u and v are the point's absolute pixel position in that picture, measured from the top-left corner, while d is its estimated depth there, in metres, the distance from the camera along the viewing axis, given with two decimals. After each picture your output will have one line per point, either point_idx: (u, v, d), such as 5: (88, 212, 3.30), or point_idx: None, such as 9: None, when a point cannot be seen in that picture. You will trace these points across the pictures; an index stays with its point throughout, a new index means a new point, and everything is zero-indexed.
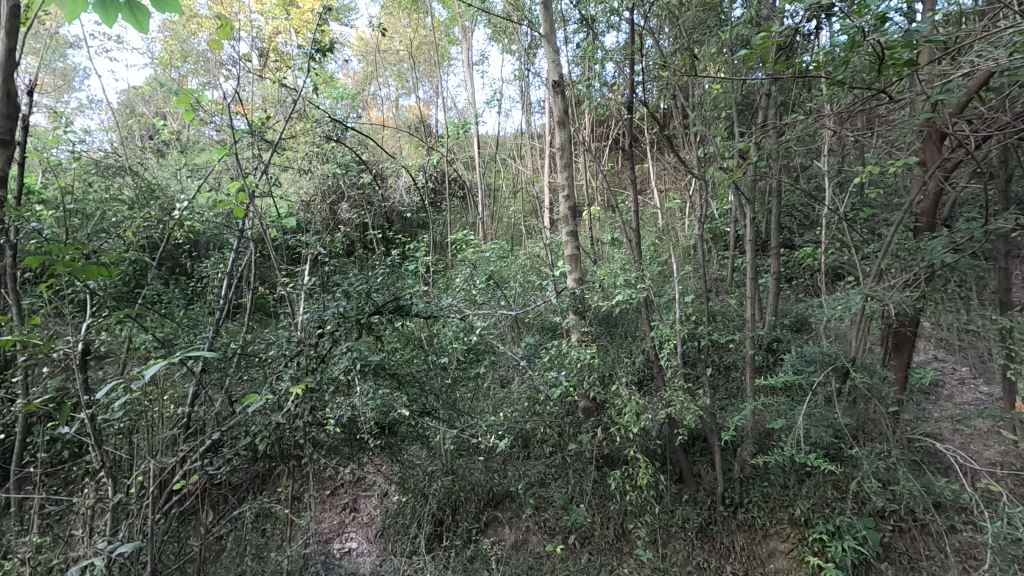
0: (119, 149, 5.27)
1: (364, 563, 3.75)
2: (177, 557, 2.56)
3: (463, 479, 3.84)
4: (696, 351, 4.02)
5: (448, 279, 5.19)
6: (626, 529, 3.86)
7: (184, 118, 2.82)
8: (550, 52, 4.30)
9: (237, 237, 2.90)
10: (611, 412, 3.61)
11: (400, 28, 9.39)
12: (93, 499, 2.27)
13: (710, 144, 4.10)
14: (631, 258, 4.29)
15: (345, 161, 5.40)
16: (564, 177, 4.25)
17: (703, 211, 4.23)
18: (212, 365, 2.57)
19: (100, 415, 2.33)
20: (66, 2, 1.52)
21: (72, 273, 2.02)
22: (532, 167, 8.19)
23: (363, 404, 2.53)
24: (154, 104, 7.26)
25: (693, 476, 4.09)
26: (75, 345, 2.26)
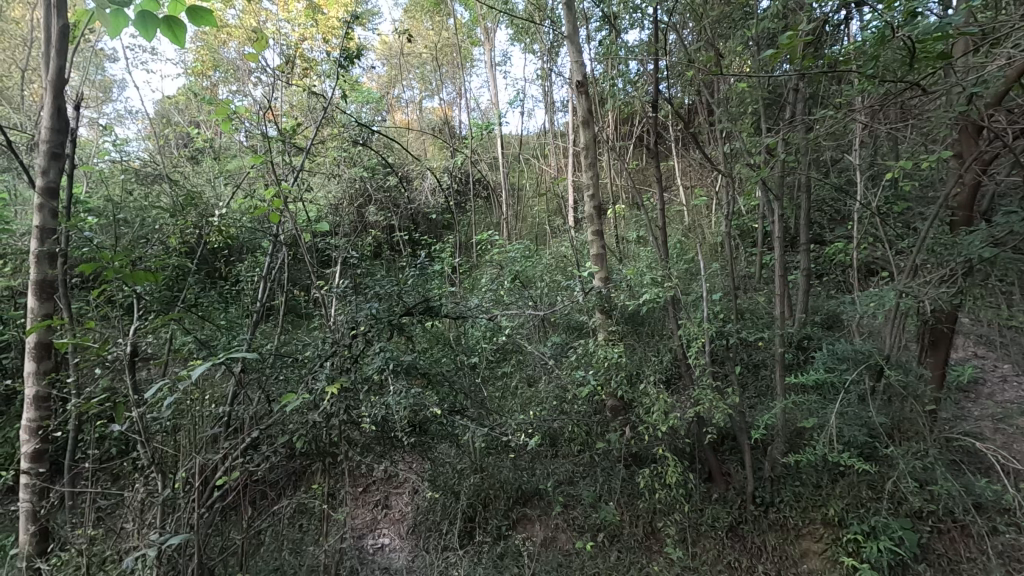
0: (157, 156, 5.46)
1: (396, 559, 3.84)
2: (222, 551, 2.70)
3: (492, 477, 3.88)
4: (724, 349, 3.99)
5: (474, 279, 5.25)
6: (655, 527, 3.86)
7: (222, 128, 2.98)
8: (574, 52, 4.30)
9: (270, 241, 3.06)
10: (640, 411, 3.62)
11: (423, 31, 9.50)
12: (143, 493, 2.44)
13: (737, 140, 4.05)
14: (658, 257, 4.29)
15: (372, 164, 5.50)
16: (589, 177, 4.28)
17: (730, 209, 4.20)
18: (251, 365, 2.67)
19: (149, 414, 2.47)
20: (109, 19, 1.62)
21: (121, 280, 2.13)
22: (556, 166, 8.21)
23: (396, 403, 2.58)
24: (188, 113, 7.49)
25: (723, 475, 4.08)
26: (127, 348, 2.40)
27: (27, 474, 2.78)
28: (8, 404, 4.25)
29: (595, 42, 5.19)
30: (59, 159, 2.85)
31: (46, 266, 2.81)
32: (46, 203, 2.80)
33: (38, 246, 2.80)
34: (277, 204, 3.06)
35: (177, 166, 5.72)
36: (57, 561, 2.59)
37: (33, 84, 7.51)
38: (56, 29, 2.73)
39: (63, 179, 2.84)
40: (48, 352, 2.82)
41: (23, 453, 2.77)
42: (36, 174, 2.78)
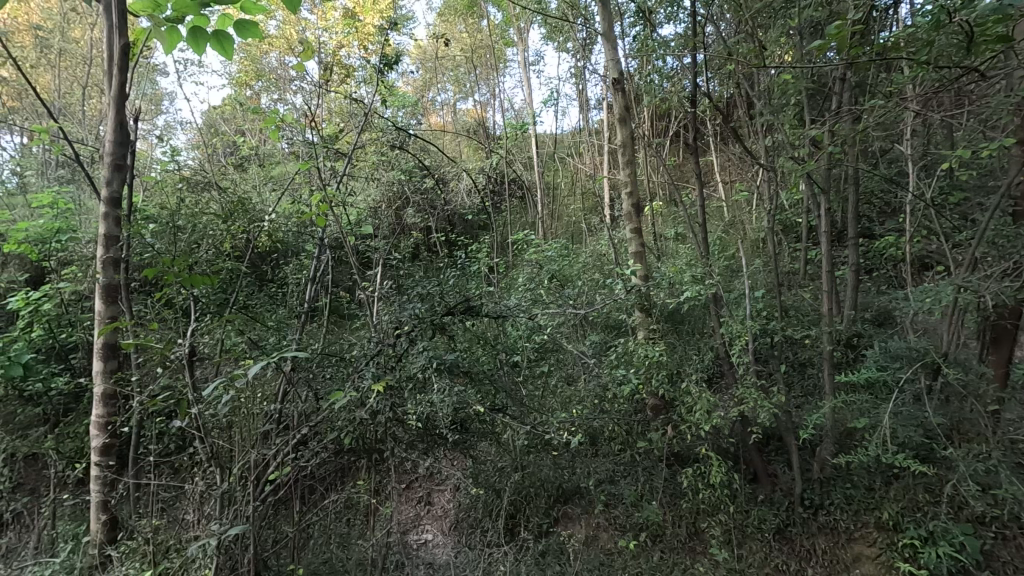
0: (206, 164, 5.73)
1: (440, 554, 3.90)
2: (275, 543, 2.83)
3: (533, 475, 3.75)
4: (769, 347, 3.92)
5: (511, 278, 5.24)
6: (698, 527, 3.82)
7: (271, 136, 3.11)
8: (610, 49, 4.29)
9: (317, 245, 3.19)
10: (681, 410, 3.58)
11: (456, 34, 9.57)
12: (203, 486, 2.60)
13: (779, 132, 3.95)
14: (698, 254, 4.23)
15: (409, 167, 5.60)
16: (626, 174, 4.26)
17: (772, 203, 4.09)
18: (300, 364, 2.78)
19: (208, 410, 2.62)
20: (165, 35, 1.75)
21: (181, 283, 2.36)
22: (592, 164, 8.17)
23: (441, 401, 2.63)
24: (234, 123, 7.77)
25: (769, 476, 4.00)
26: (187, 347, 2.54)
27: (98, 466, 3.00)
28: (78, 401, 4.54)
29: (629, 38, 5.16)
30: (121, 170, 3.05)
31: (113, 271, 3.02)
32: (110, 212, 3.01)
33: (104, 252, 3.02)
34: (324, 209, 3.16)
35: (225, 173, 5.98)
36: (129, 548, 2.82)
37: (93, 100, 8.25)
38: (118, 48, 2.90)
39: (125, 189, 3.04)
40: (115, 352, 3.04)
41: (94, 447, 2.99)
42: (101, 185, 2.98)
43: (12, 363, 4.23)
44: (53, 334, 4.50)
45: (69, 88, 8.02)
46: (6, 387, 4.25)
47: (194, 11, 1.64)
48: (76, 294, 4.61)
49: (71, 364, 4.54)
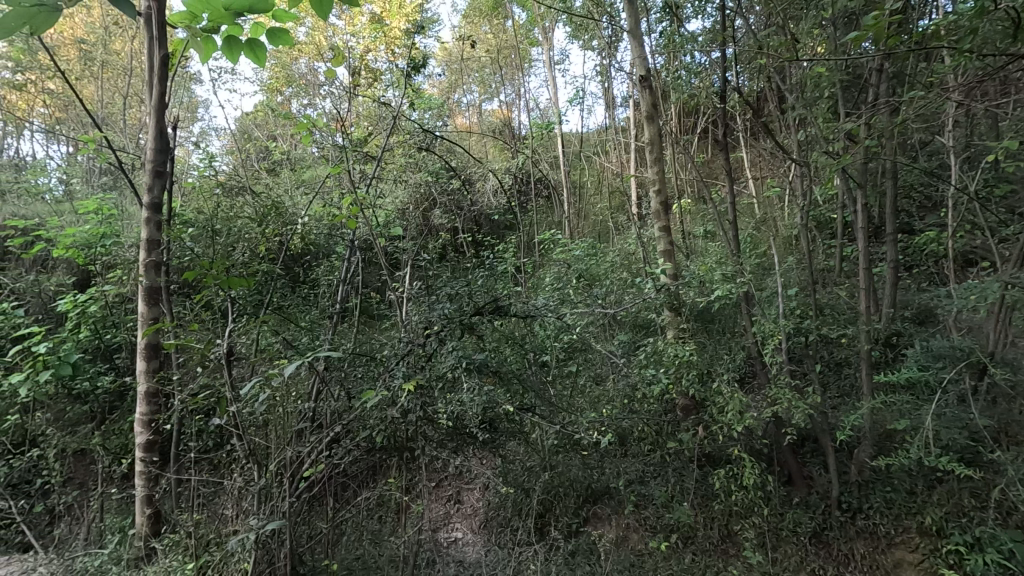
0: (241, 169, 5.87)
1: (469, 552, 3.91)
2: (310, 539, 2.90)
3: (562, 475, 3.72)
4: (803, 346, 3.84)
5: (538, 277, 5.23)
6: (731, 530, 3.76)
7: (304, 142, 3.20)
8: (637, 46, 4.25)
9: (348, 248, 3.28)
10: (713, 410, 3.53)
11: (481, 35, 9.60)
12: (241, 482, 2.70)
13: (812, 126, 3.86)
14: (729, 252, 4.16)
15: (436, 169, 5.64)
16: (654, 172, 4.23)
17: (806, 199, 3.99)
18: (333, 364, 2.84)
19: (245, 408, 2.70)
20: (201, 46, 1.81)
21: (219, 284, 2.45)
22: (618, 163, 8.10)
23: (471, 401, 2.64)
24: (266, 128, 7.95)
25: (804, 478, 3.91)
26: (225, 346, 2.63)
27: (142, 461, 3.15)
28: (123, 399, 4.72)
29: (656, 34, 5.10)
30: (162, 176, 3.18)
31: (154, 274, 3.16)
32: (152, 217, 3.15)
33: (146, 256, 3.16)
34: (355, 211, 3.22)
35: (258, 178, 6.13)
36: (172, 541, 2.96)
37: (133, 110, 8.59)
38: (159, 59, 3.01)
39: (165, 195, 3.17)
40: (157, 352, 3.17)
41: (138, 444, 3.14)
42: (143, 191, 3.12)
43: (62, 363, 4.43)
44: (99, 335, 4.69)
45: (112, 99, 8.37)
46: (56, 385, 4.45)
47: (230, 23, 1.70)
48: (120, 296, 4.79)
49: (116, 363, 4.73)
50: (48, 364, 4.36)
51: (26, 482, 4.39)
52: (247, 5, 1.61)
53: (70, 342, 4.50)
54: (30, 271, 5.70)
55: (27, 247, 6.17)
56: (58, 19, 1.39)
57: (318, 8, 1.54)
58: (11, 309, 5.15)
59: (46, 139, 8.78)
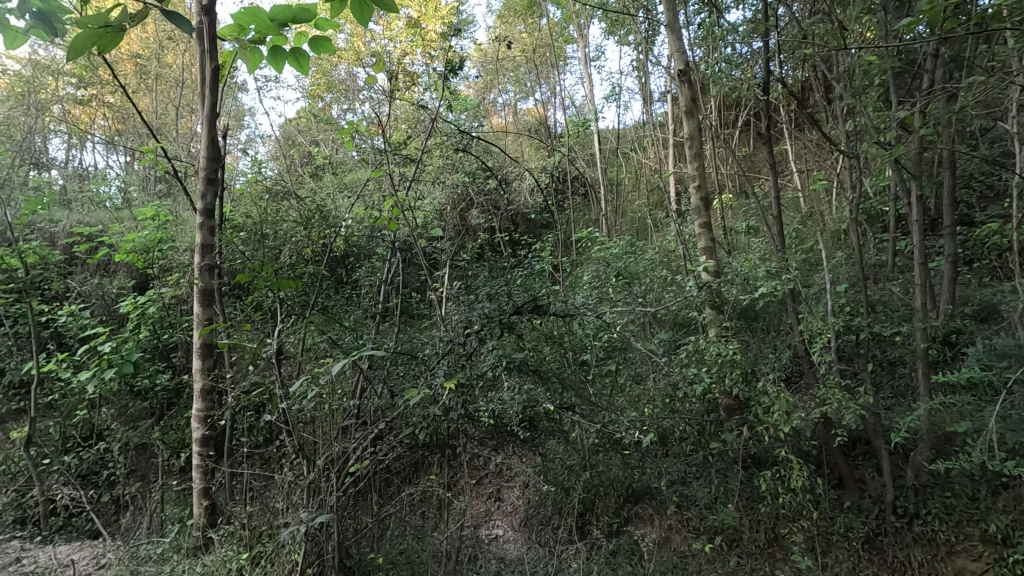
0: (286, 174, 6.07)
1: (511, 550, 3.92)
2: (356, 533, 2.97)
3: (602, 474, 3.71)
4: (854, 345, 3.70)
5: (576, 276, 5.21)
6: (779, 533, 3.66)
7: (347, 147, 3.32)
8: (675, 39, 4.17)
9: (390, 250, 3.36)
10: (758, 410, 3.44)
11: (516, 34, 9.61)
12: (291, 475, 2.82)
13: (861, 116, 3.71)
14: (773, 248, 4.05)
15: (473, 169, 5.69)
16: (693, 168, 4.15)
17: (856, 192, 3.84)
18: (376, 363, 2.91)
19: (294, 405, 2.80)
20: (248, 55, 1.88)
21: (269, 286, 2.56)
22: (656, 158, 7.98)
23: (511, 399, 2.61)
24: (310, 134, 8.20)
25: (856, 481, 3.78)
26: (274, 344, 2.74)
27: (199, 455, 3.36)
28: (180, 395, 4.97)
29: (694, 26, 5.00)
30: (214, 183, 3.35)
31: (208, 276, 3.33)
32: (205, 222, 3.32)
33: (201, 259, 3.34)
34: (396, 214, 3.30)
35: (303, 182, 6.32)
36: (228, 532, 3.12)
37: (185, 119, 9.01)
38: (210, 71, 3.16)
39: (217, 201, 3.34)
40: (211, 351, 3.36)
41: (195, 438, 3.34)
42: (198, 198, 3.29)
43: (124, 361, 4.62)
44: (158, 335, 4.94)
45: (165, 110, 8.80)
46: (121, 382, 4.73)
47: (275, 34, 1.77)
48: (176, 297, 5.03)
49: (173, 362, 4.98)
50: (111, 363, 4.59)
51: (94, 473, 4.69)
52: (290, 15, 1.66)
53: (131, 342, 4.75)
54: (95, 275, 6.05)
55: (92, 252, 6.57)
56: (123, 37, 1.48)
57: (358, 15, 1.58)
58: (79, 311, 5.49)
59: (107, 150, 9.32)
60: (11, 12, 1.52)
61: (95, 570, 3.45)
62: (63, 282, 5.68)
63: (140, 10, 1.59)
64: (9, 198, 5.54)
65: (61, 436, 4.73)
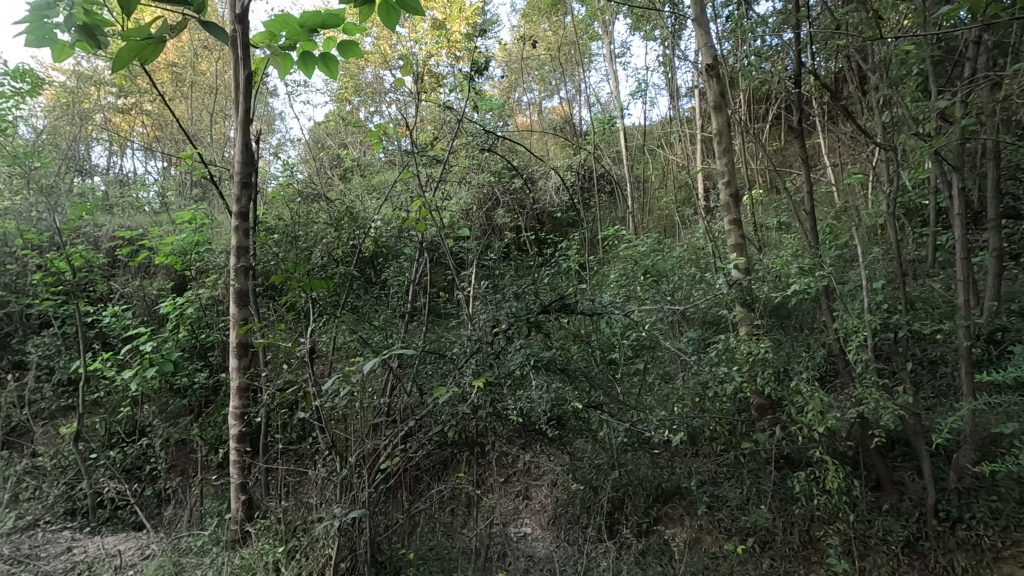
0: (316, 177, 6.19)
1: (540, 548, 3.93)
2: (387, 528, 3.02)
3: (631, 473, 3.67)
4: (892, 343, 3.59)
5: (603, 274, 5.18)
6: (814, 536, 3.58)
7: (376, 149, 3.38)
8: (703, 33, 4.11)
9: (419, 250, 3.41)
10: (791, 410, 3.38)
11: (541, 33, 9.59)
12: (325, 471, 2.89)
13: (899, 107, 3.59)
14: (806, 244, 3.95)
15: (499, 168, 5.71)
16: (722, 163, 4.09)
17: (894, 185, 3.72)
18: (407, 362, 2.95)
19: (326, 403, 2.87)
20: (279, 61, 1.93)
21: (302, 287, 2.63)
22: (683, 154, 7.88)
23: (540, 398, 2.67)
24: (338, 137, 8.35)
25: (895, 483, 3.67)
26: (306, 343, 2.80)
27: (237, 451, 3.46)
28: (216, 393, 5.13)
29: (723, 18, 4.91)
30: (248, 186, 3.44)
31: (243, 278, 3.41)
32: (240, 225, 3.41)
33: (236, 261, 3.43)
34: (424, 214, 3.34)
35: (332, 184, 6.43)
36: (264, 526, 3.21)
37: (219, 125, 9.28)
38: (243, 77, 3.24)
39: (251, 204, 3.43)
40: (246, 349, 3.47)
41: (232, 434, 3.45)
42: (233, 201, 3.39)
43: (165, 360, 4.73)
44: (195, 335, 5.09)
45: (200, 116, 9.07)
46: (161, 380, 4.90)
47: (304, 39, 1.81)
48: (212, 298, 5.19)
49: (210, 361, 5.13)
50: (153, 362, 4.71)
51: (137, 467, 4.89)
52: (319, 21, 1.70)
53: (171, 341, 4.92)
54: (136, 277, 6.28)
55: (133, 255, 6.82)
56: (162, 48, 1.54)
57: (385, 19, 1.61)
58: (121, 311, 5.71)
59: (146, 156, 9.66)
60: (58, 25, 1.61)
61: (141, 561, 3.60)
62: (106, 284, 5.91)
63: (178, 21, 1.65)
64: (57, 203, 5.80)
65: (106, 432, 4.93)
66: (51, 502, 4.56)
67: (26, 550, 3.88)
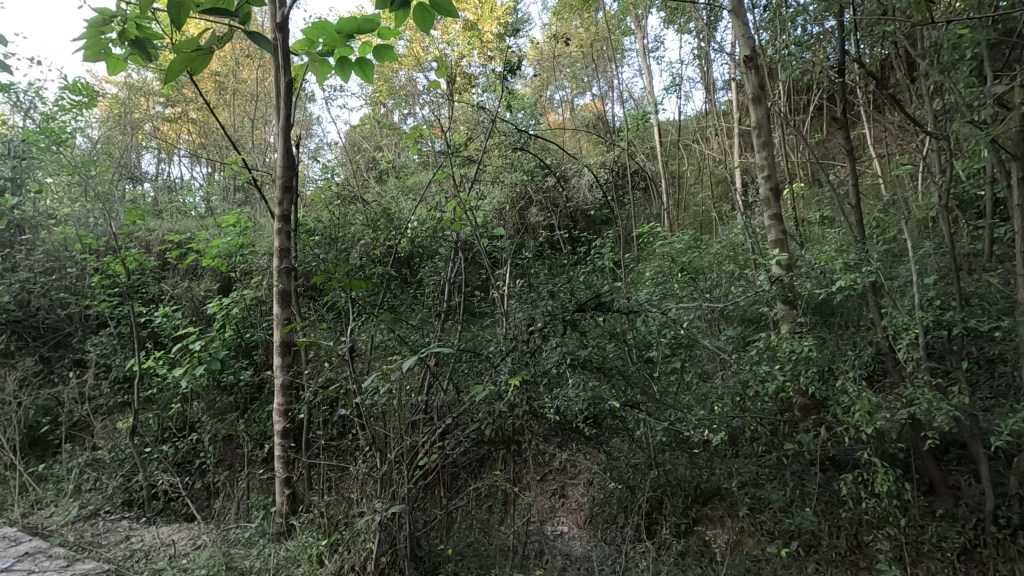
0: (352, 179, 6.32)
1: (577, 547, 3.93)
2: (426, 523, 3.06)
3: (670, 473, 3.62)
4: (945, 341, 3.44)
5: (638, 272, 5.13)
6: (862, 541, 3.46)
7: (411, 149, 3.43)
8: (740, 23, 4.01)
9: (454, 249, 3.44)
10: (837, 410, 3.28)
11: (572, 30, 9.53)
12: (366, 467, 2.95)
13: (952, 94, 3.43)
14: (852, 238, 3.82)
15: (532, 167, 5.72)
16: (761, 157, 3.99)
17: (947, 176, 3.56)
18: (445, 360, 2.99)
19: (366, 400, 2.94)
20: (318, 68, 2.01)
21: (342, 286, 2.68)
22: (720, 149, 7.71)
23: (576, 395, 2.68)
24: (374, 139, 8.50)
25: (949, 488, 3.52)
26: (347, 341, 2.87)
27: (281, 446, 3.57)
28: (261, 390, 5.30)
29: (761, 8, 4.79)
30: (289, 190, 3.54)
31: (286, 278, 3.53)
32: (283, 227, 3.52)
33: (279, 263, 3.54)
34: (459, 214, 3.37)
35: (369, 186, 6.55)
36: (308, 519, 3.32)
37: (260, 131, 9.58)
38: (284, 83, 3.35)
39: (293, 206, 3.54)
40: (289, 348, 3.58)
41: (277, 430, 3.56)
42: (275, 205, 3.50)
43: (213, 359, 4.93)
44: (241, 334, 5.28)
45: (242, 123, 9.39)
46: (209, 378, 5.10)
47: (341, 47, 1.87)
48: (256, 299, 5.37)
49: (254, 359, 5.31)
50: (202, 361, 4.91)
51: (188, 461, 5.10)
52: (355, 27, 1.75)
53: (218, 340, 5.11)
54: (185, 278, 6.56)
55: (181, 258, 7.12)
56: (211, 59, 1.61)
57: (419, 22, 1.64)
58: (172, 312, 5.97)
59: (193, 162, 10.07)
60: (115, 42, 1.74)
61: (193, 550, 3.76)
62: (158, 285, 6.19)
63: (225, 33, 1.74)
64: (111, 210, 6.08)
65: (159, 427, 5.16)
66: (110, 493, 4.81)
67: (89, 538, 4.11)
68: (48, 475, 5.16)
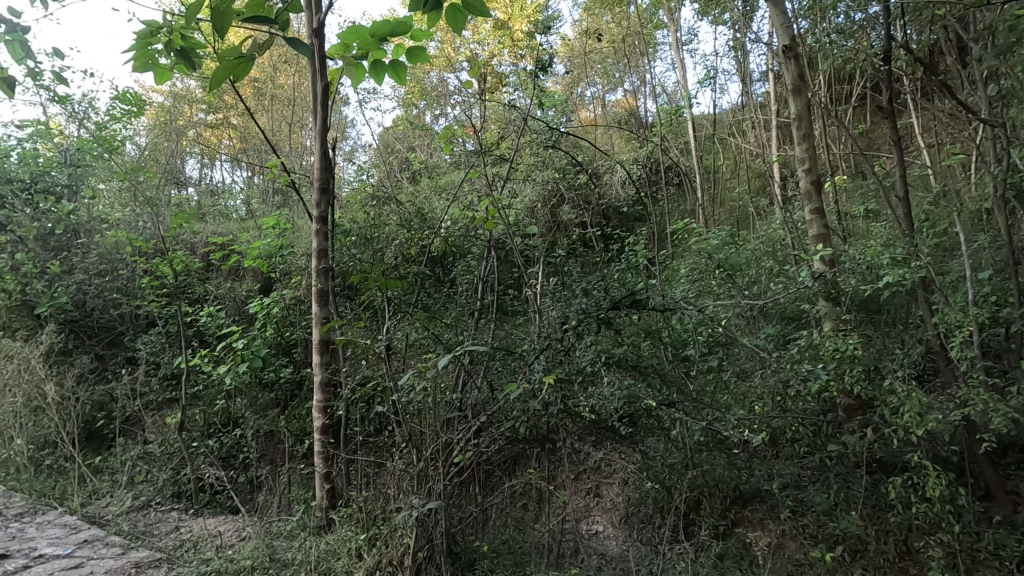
0: (386, 181, 6.42)
1: (612, 546, 3.91)
2: (462, 519, 3.10)
3: (708, 474, 3.55)
4: (1002, 339, 3.28)
5: (673, 269, 5.05)
6: (912, 547, 3.32)
7: (444, 149, 3.46)
8: (779, 12, 3.89)
9: (487, 248, 3.45)
10: (884, 411, 3.19)
11: (603, 25, 9.43)
12: (403, 464, 3.00)
13: (1009, 78, 3.25)
14: (900, 232, 3.66)
15: (563, 165, 5.70)
16: (801, 150, 3.87)
17: (1003, 165, 3.38)
18: (479, 358, 3.01)
19: (402, 397, 2.99)
20: (353, 70, 2.05)
21: (379, 285, 2.73)
22: (757, 142, 7.51)
23: (611, 394, 2.67)
24: (407, 141, 8.60)
25: (1007, 493, 3.39)
26: (383, 339, 2.92)
27: (321, 442, 3.66)
28: (300, 388, 5.44)
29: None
30: (327, 192, 3.62)
31: (324, 278, 3.61)
32: (320, 228, 3.60)
33: (317, 263, 3.62)
34: (492, 214, 3.38)
35: (402, 186, 6.64)
36: (347, 513, 3.40)
37: (297, 134, 9.82)
38: (321, 87, 3.41)
39: (330, 208, 3.62)
40: (327, 346, 3.66)
41: (316, 426, 3.65)
42: (313, 207, 3.59)
43: (254, 357, 5.09)
44: (281, 333, 5.44)
45: (279, 127, 9.65)
46: (251, 375, 5.27)
47: (376, 50, 1.91)
48: (295, 298, 5.52)
49: (294, 357, 5.45)
50: (244, 359, 5.08)
51: (232, 456, 5.27)
52: (388, 29, 1.77)
53: (259, 339, 5.26)
54: (227, 279, 6.78)
55: (224, 259, 7.37)
56: (253, 65, 1.66)
57: (452, 23, 1.66)
58: (216, 312, 6.19)
59: (234, 166, 10.40)
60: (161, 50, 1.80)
61: (238, 542, 3.90)
62: (203, 286, 6.42)
63: (265, 41, 1.79)
64: (159, 214, 6.35)
65: (206, 423, 5.36)
66: (160, 485, 5.03)
67: (141, 528, 4.31)
68: (104, 467, 5.43)
